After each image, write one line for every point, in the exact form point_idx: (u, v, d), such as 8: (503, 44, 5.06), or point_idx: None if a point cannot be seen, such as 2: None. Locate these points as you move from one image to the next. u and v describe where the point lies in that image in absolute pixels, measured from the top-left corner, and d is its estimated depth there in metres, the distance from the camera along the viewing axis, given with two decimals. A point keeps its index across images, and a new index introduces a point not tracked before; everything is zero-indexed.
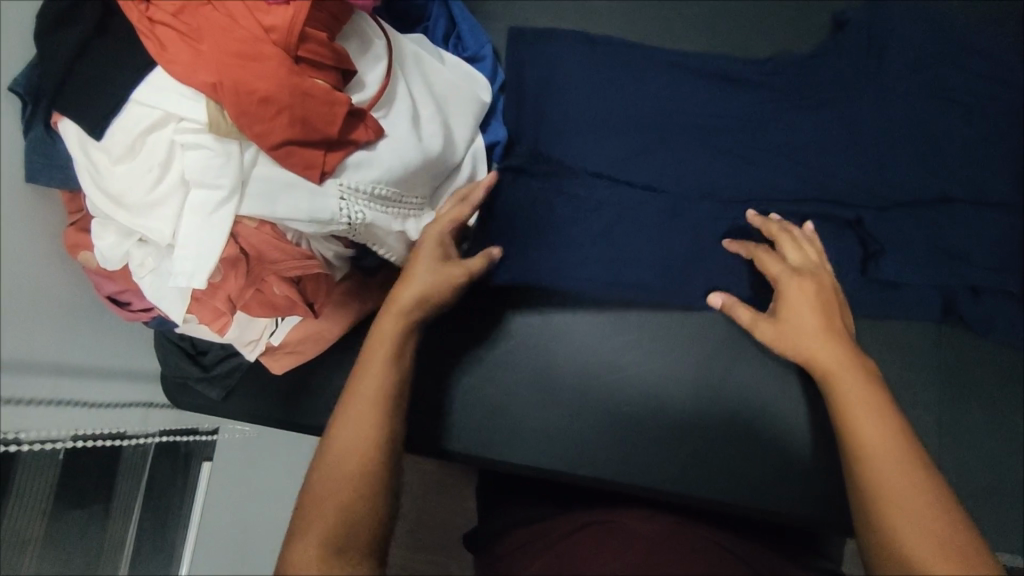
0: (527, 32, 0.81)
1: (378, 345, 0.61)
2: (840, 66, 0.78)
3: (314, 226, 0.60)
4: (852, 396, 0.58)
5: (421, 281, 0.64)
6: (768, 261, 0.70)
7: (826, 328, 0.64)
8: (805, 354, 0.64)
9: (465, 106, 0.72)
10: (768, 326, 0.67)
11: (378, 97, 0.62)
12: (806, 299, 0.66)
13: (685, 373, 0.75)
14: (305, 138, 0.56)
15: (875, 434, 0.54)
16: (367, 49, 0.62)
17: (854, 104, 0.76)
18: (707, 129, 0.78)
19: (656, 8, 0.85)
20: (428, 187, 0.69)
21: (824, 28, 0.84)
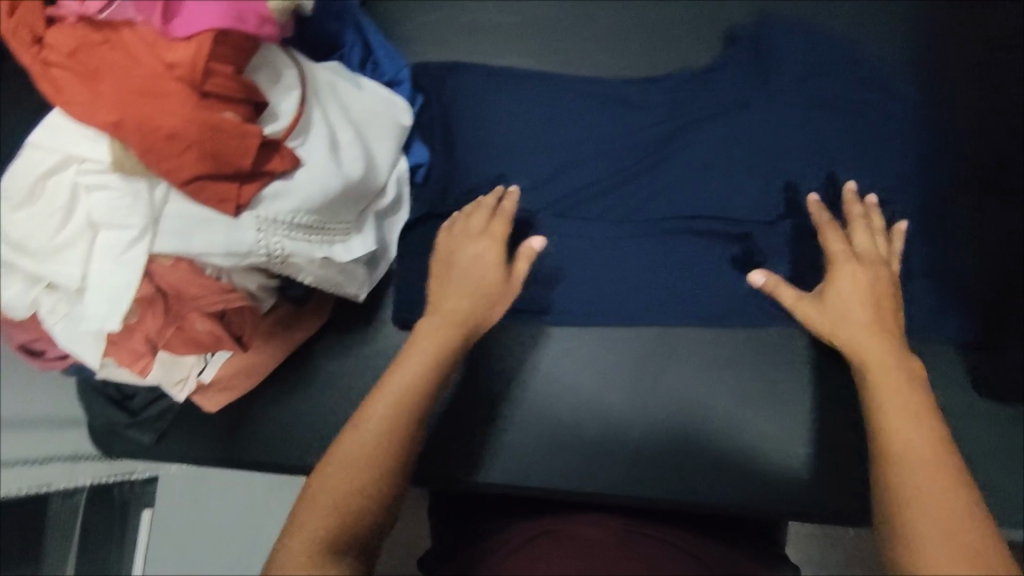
0: (434, 66, 0.81)
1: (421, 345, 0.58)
2: (730, 80, 0.78)
3: (233, 259, 0.59)
4: (892, 396, 0.53)
5: (463, 296, 0.64)
6: (832, 238, 0.68)
7: (875, 325, 0.60)
8: (848, 343, 0.60)
9: (386, 131, 0.73)
10: (815, 309, 0.64)
11: (292, 127, 0.63)
12: (859, 285, 0.63)
13: (618, 374, 0.77)
14: (217, 172, 0.56)
15: (909, 442, 0.49)
16: (278, 80, 0.63)
17: (750, 112, 0.76)
18: (624, 143, 0.78)
19: (566, 23, 0.84)
20: (353, 211, 0.69)
21: (714, 45, 0.82)
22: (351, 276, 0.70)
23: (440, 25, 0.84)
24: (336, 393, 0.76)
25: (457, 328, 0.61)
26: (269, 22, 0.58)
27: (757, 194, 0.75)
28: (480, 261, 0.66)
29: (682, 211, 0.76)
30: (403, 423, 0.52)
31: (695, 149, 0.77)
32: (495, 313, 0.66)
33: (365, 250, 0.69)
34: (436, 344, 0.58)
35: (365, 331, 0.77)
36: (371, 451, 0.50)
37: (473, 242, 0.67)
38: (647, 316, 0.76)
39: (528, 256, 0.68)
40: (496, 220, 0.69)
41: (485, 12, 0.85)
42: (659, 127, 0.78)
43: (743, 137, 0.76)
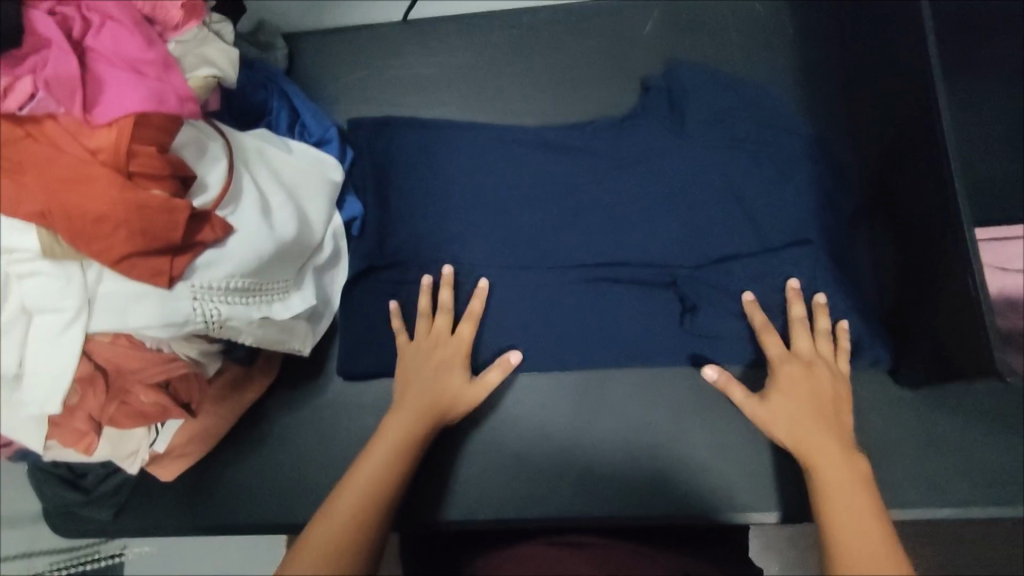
0: (368, 123, 0.84)
1: (391, 429, 0.68)
2: (649, 131, 0.80)
3: (172, 329, 0.61)
4: (845, 492, 0.59)
5: (432, 386, 0.71)
6: (768, 338, 0.71)
7: (817, 405, 0.66)
8: (791, 419, 0.66)
9: (319, 190, 0.76)
10: (762, 409, 0.68)
11: (222, 196, 0.65)
12: (796, 385, 0.68)
13: (561, 409, 0.78)
14: (146, 249, 0.57)
15: (859, 539, 0.55)
16: (205, 152, 0.65)
17: (660, 148, 0.79)
18: (557, 186, 0.80)
19: (488, 71, 0.87)
20: (290, 268, 0.71)
21: (631, 92, 0.85)
22: (292, 330, 0.72)
23: (367, 85, 0.88)
24: (291, 449, 0.77)
25: (425, 408, 0.70)
26: (189, 99, 0.61)
27: (682, 228, 0.77)
28: (451, 361, 0.73)
29: (603, 258, 0.78)
30: (380, 499, 0.61)
31: (612, 193, 0.79)
32: (465, 408, 0.73)
33: (304, 305, 0.72)
34: (404, 430, 0.67)
35: (315, 384, 0.79)
36: (351, 519, 0.59)
37: (440, 348, 0.74)
38: (590, 355, 0.77)
39: (504, 368, 0.73)
40: (465, 325, 0.75)
41: (408, 68, 0.88)
42: (583, 179, 0.80)
43: (663, 181, 0.78)
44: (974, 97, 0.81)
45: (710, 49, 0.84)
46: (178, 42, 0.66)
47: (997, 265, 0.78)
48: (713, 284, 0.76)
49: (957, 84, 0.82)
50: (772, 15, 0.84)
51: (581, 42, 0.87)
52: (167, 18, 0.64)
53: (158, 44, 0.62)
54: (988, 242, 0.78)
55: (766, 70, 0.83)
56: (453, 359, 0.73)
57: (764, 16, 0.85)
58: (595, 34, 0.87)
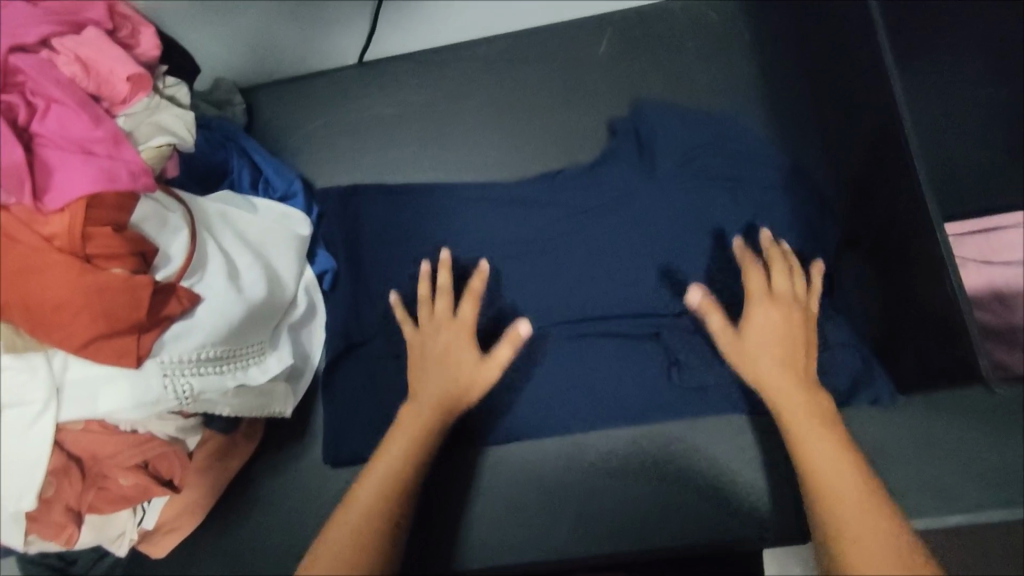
0: (334, 194, 0.82)
1: (373, 470, 0.62)
2: (619, 175, 0.79)
3: (144, 410, 0.60)
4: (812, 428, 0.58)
5: (438, 380, 0.67)
6: (750, 274, 0.67)
7: (787, 356, 0.62)
8: (765, 379, 0.62)
9: (286, 246, 0.75)
10: (733, 347, 0.64)
11: (185, 267, 0.64)
12: (771, 324, 0.64)
13: (552, 452, 0.76)
14: (111, 331, 0.56)
15: (833, 474, 0.55)
16: (166, 224, 0.64)
17: (636, 189, 0.78)
18: (530, 227, 0.79)
19: (448, 104, 0.86)
20: (264, 330, 0.70)
21: (592, 113, 0.85)
22: (271, 394, 0.70)
23: (328, 131, 0.87)
24: (282, 512, 0.76)
25: (418, 441, 0.64)
26: (142, 173, 0.61)
27: (662, 265, 0.76)
28: (454, 345, 0.69)
29: (602, 312, 0.76)
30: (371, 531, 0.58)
31: (591, 245, 0.77)
32: (478, 392, 0.68)
33: (281, 366, 0.70)
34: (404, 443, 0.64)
35: (300, 445, 0.77)
36: (354, 545, 0.57)
37: (443, 330, 0.69)
38: (578, 388, 0.75)
39: (513, 342, 0.68)
40: (467, 303, 0.70)
41: (369, 110, 0.88)
42: (556, 231, 0.79)
43: (632, 204, 0.78)
44: (947, 81, 0.79)
45: (668, 65, 0.84)
46: (128, 115, 0.65)
47: (981, 260, 0.75)
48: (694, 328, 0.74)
49: (928, 68, 0.79)
50: (727, 24, 0.85)
51: (539, 67, 0.86)
52: (114, 94, 0.64)
53: (106, 121, 0.61)
54: (968, 235, 0.75)
55: (727, 80, 0.83)
56: (461, 341, 0.69)
57: (717, 25, 0.85)
58: (553, 59, 0.86)
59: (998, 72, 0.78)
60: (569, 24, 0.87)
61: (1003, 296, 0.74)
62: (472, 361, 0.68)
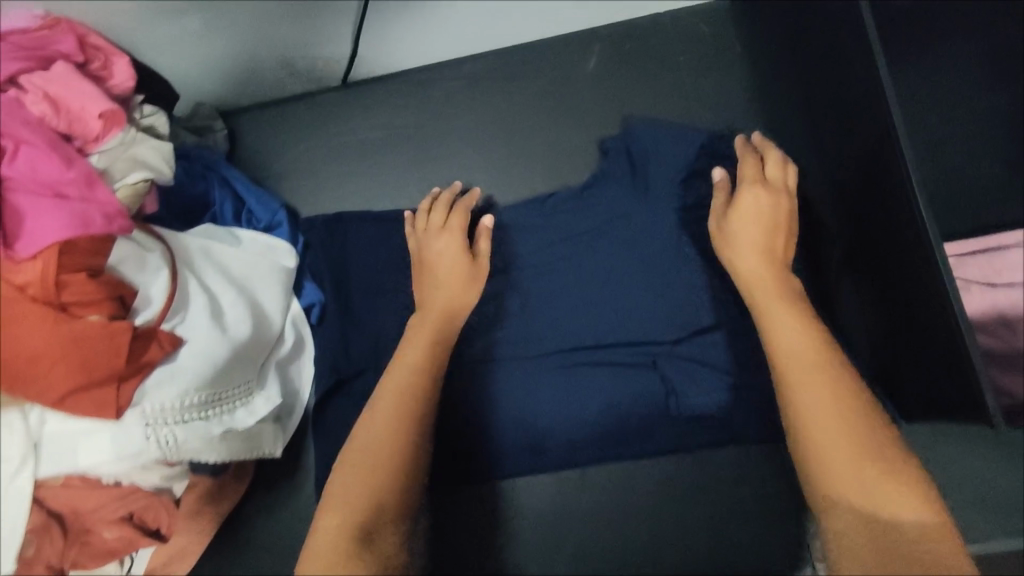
0: (320, 221, 0.80)
1: (386, 388, 0.63)
2: (611, 197, 0.78)
3: (126, 462, 0.58)
4: (778, 312, 0.60)
5: (439, 287, 0.72)
6: (747, 162, 0.71)
7: (767, 254, 0.65)
8: (750, 280, 0.64)
9: (271, 280, 0.73)
10: (724, 240, 0.68)
11: (166, 309, 0.62)
12: (759, 208, 0.68)
13: (551, 488, 0.74)
14: (89, 382, 0.55)
15: (797, 348, 0.56)
16: (145, 266, 0.62)
17: (631, 212, 0.76)
18: (522, 256, 0.78)
19: (435, 127, 0.85)
20: (250, 369, 0.68)
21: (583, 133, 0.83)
22: (260, 435, 0.68)
23: (313, 158, 0.86)
24: (273, 556, 0.73)
25: (428, 359, 0.66)
26: (118, 215, 0.58)
27: (657, 291, 0.74)
28: (448, 249, 0.73)
29: (596, 340, 0.74)
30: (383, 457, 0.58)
31: (584, 274, 0.76)
32: (473, 297, 0.72)
33: (268, 407, 0.68)
34: (418, 359, 0.66)
35: (290, 485, 0.75)
36: (374, 459, 0.58)
37: (435, 236, 0.75)
38: (574, 422, 0.73)
39: (486, 235, 0.75)
40: (454, 214, 0.76)
41: (355, 135, 0.86)
42: (550, 259, 0.77)
43: (625, 227, 0.76)
44: (943, 96, 0.77)
45: (657, 81, 0.83)
46: (101, 152, 0.62)
47: (984, 281, 0.76)
48: (688, 357, 0.72)
49: (925, 81, 0.77)
50: (718, 37, 0.83)
51: (527, 86, 0.84)
52: (87, 131, 0.61)
53: (79, 161, 0.58)
54: (971, 256, 0.76)
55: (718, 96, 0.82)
56: (454, 246, 0.74)
57: (706, 42, 0.83)
58: (541, 77, 0.84)
59: (996, 80, 0.77)
60: (556, 39, 0.85)
61: (1008, 319, 0.74)
62: (463, 262, 0.73)
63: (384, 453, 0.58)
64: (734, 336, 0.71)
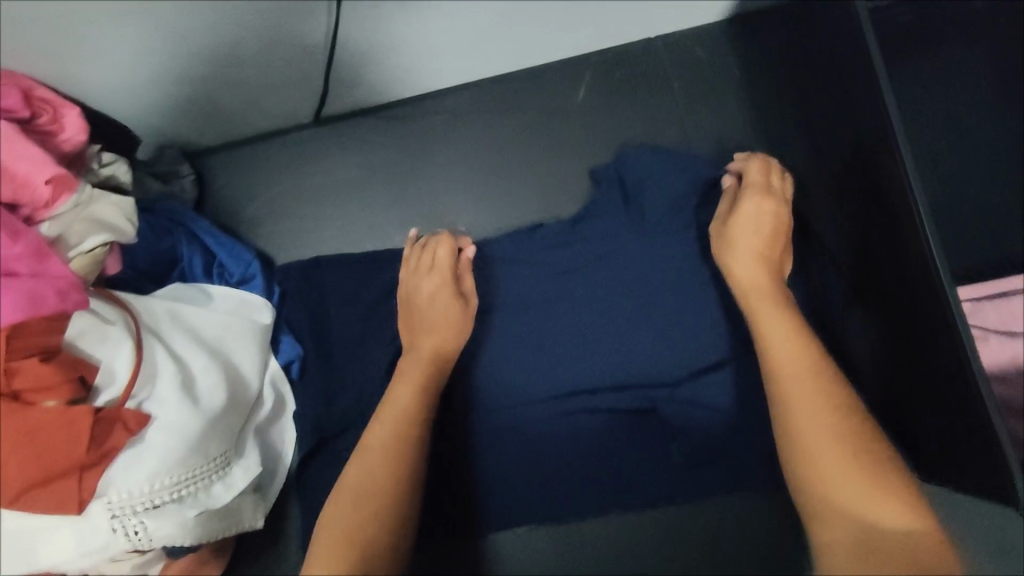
0: (294, 271, 0.76)
1: (372, 438, 0.60)
2: (604, 230, 0.73)
3: (93, 556, 0.55)
4: (769, 314, 0.57)
5: (428, 330, 0.68)
6: (750, 170, 0.67)
7: (762, 255, 0.62)
8: (746, 284, 0.60)
9: (245, 339, 0.68)
10: (723, 246, 0.64)
11: (132, 385, 0.58)
12: (762, 217, 0.64)
13: (543, 545, 0.71)
14: (48, 475, 0.51)
15: (790, 351, 0.54)
16: (105, 341, 0.58)
17: (628, 248, 0.72)
18: (512, 296, 0.73)
19: (416, 166, 0.80)
20: (227, 439, 0.63)
21: (573, 169, 0.79)
22: (239, 509, 0.64)
23: (289, 203, 0.81)
24: None
25: (417, 404, 0.63)
26: (73, 288, 0.53)
27: (656, 330, 0.69)
28: (437, 289, 0.69)
29: (589, 385, 0.70)
30: (367, 505, 0.54)
31: (577, 312, 0.71)
32: (460, 340, 0.69)
33: (248, 478, 0.64)
34: (406, 404, 0.62)
35: (273, 554, 0.71)
36: (363, 497, 0.55)
37: (425, 274, 0.70)
38: (568, 473, 0.70)
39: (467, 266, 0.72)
40: (443, 245, 0.71)
41: (332, 177, 0.82)
42: (541, 297, 0.73)
43: (618, 266, 0.72)
44: (952, 122, 0.73)
45: (649, 108, 0.78)
46: (52, 220, 0.58)
47: (1002, 330, 0.69)
48: (684, 398, 0.68)
49: (930, 109, 0.73)
50: (715, 61, 0.78)
51: (513, 121, 0.80)
52: (35, 197, 0.55)
53: (27, 232, 0.52)
54: (983, 302, 0.70)
55: (715, 122, 0.78)
56: (443, 284, 0.69)
57: (702, 66, 0.79)
58: (527, 110, 0.80)
59: (1008, 101, 0.73)
60: (542, 69, 0.80)
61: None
62: (451, 299, 0.69)
63: (368, 502, 0.55)
64: (737, 385, 0.67)
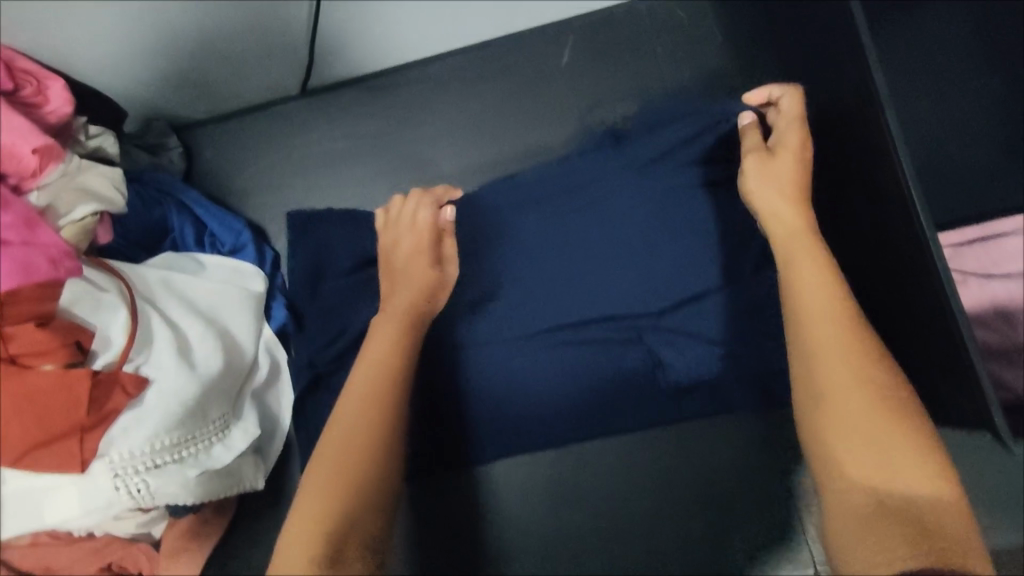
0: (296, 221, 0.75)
1: (349, 400, 0.61)
2: (585, 173, 0.73)
3: (95, 514, 0.57)
4: (807, 277, 0.58)
5: (406, 289, 0.70)
6: (792, 101, 0.67)
7: (800, 204, 0.63)
8: (782, 242, 0.61)
9: (240, 307, 0.69)
10: (757, 180, 0.64)
11: (128, 349, 0.59)
12: (803, 153, 0.65)
13: (543, 495, 0.72)
14: (50, 436, 0.52)
15: (823, 318, 0.55)
16: (100, 307, 0.59)
17: (614, 190, 0.71)
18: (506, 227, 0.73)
19: (402, 133, 0.80)
20: (225, 402, 0.65)
21: (558, 131, 0.78)
22: (239, 469, 0.65)
23: (277, 171, 0.81)
24: None
25: (391, 364, 0.64)
26: (65, 256, 0.54)
27: (639, 269, 0.69)
28: (416, 253, 0.72)
29: (574, 319, 0.70)
30: (353, 457, 0.57)
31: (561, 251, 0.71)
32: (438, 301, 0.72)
33: (247, 440, 0.65)
34: (381, 361, 0.64)
35: (275, 515, 0.72)
36: (342, 463, 0.57)
37: (405, 236, 0.73)
38: (565, 426, 0.71)
39: (451, 233, 0.74)
40: (424, 205, 0.73)
41: (318, 144, 0.81)
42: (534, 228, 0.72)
43: (606, 210, 0.71)
44: (934, 72, 0.73)
45: (634, 69, 0.78)
46: (41, 189, 0.58)
47: (982, 273, 0.71)
48: (672, 329, 0.68)
49: (909, 62, 0.74)
50: (697, 18, 0.78)
51: (497, 84, 0.80)
52: (22, 166, 0.56)
53: (16, 201, 0.53)
54: (967, 246, 0.72)
55: (703, 80, 0.77)
56: (426, 247, 0.72)
57: (685, 23, 0.78)
58: (510, 73, 0.80)
59: (994, 56, 0.73)
60: (524, 34, 0.80)
61: (1008, 313, 0.71)
62: (433, 262, 0.72)
63: (345, 467, 0.57)
64: (727, 335, 0.68)
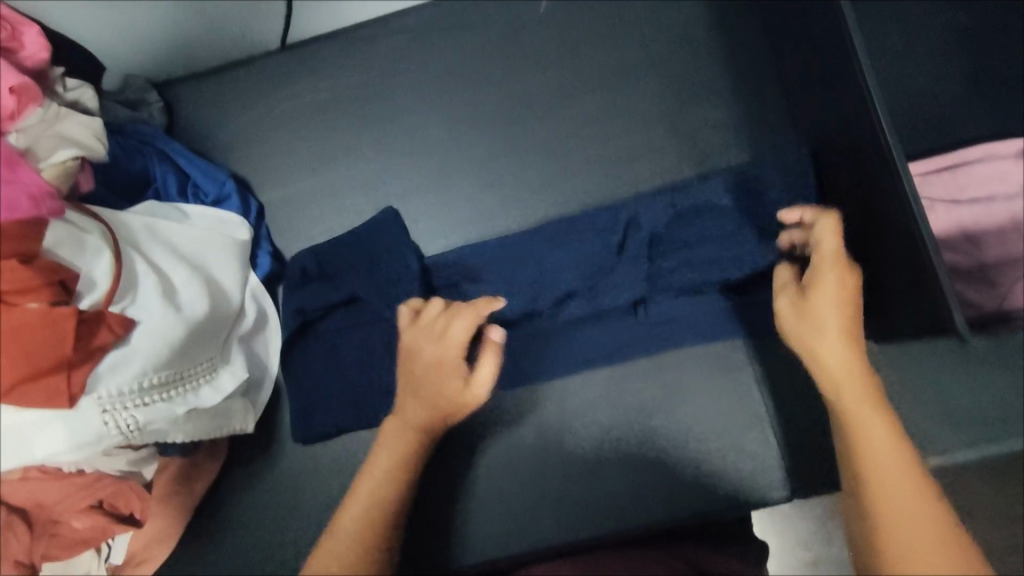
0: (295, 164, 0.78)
1: (354, 501, 0.58)
2: (566, 128, 0.77)
3: (84, 450, 0.56)
4: (859, 408, 0.52)
5: (422, 406, 0.62)
6: (827, 233, 0.58)
7: (850, 341, 0.55)
8: (834, 376, 0.54)
9: (225, 253, 0.70)
10: (796, 321, 0.57)
11: (114, 289, 0.58)
12: (846, 294, 0.56)
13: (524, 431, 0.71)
14: (36, 371, 0.51)
15: (883, 452, 0.49)
16: (84, 247, 0.58)
17: (588, 140, 0.76)
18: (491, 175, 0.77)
19: (382, 81, 0.81)
20: (213, 345, 0.66)
21: (538, 74, 0.79)
22: (227, 411, 0.67)
23: (259, 123, 0.82)
24: (253, 523, 0.72)
25: (401, 470, 0.60)
26: (47, 197, 0.54)
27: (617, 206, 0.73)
28: (440, 370, 0.63)
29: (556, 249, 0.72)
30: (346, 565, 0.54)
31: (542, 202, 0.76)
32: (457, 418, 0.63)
33: (235, 382, 0.66)
34: (390, 468, 0.60)
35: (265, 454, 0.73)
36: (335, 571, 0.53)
37: (430, 346, 0.64)
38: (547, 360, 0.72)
39: (495, 349, 0.62)
40: (460, 319, 0.64)
41: (298, 95, 0.82)
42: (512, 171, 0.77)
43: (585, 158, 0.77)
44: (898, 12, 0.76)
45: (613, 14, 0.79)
46: (20, 131, 0.57)
47: (949, 199, 0.72)
48: None
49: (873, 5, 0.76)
50: None
51: (476, 32, 0.80)
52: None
53: None
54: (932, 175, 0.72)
55: (681, 22, 0.78)
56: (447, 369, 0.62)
57: None
58: (489, 21, 0.80)
59: None
60: None
61: (974, 237, 0.72)
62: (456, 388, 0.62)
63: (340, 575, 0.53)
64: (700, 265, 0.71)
